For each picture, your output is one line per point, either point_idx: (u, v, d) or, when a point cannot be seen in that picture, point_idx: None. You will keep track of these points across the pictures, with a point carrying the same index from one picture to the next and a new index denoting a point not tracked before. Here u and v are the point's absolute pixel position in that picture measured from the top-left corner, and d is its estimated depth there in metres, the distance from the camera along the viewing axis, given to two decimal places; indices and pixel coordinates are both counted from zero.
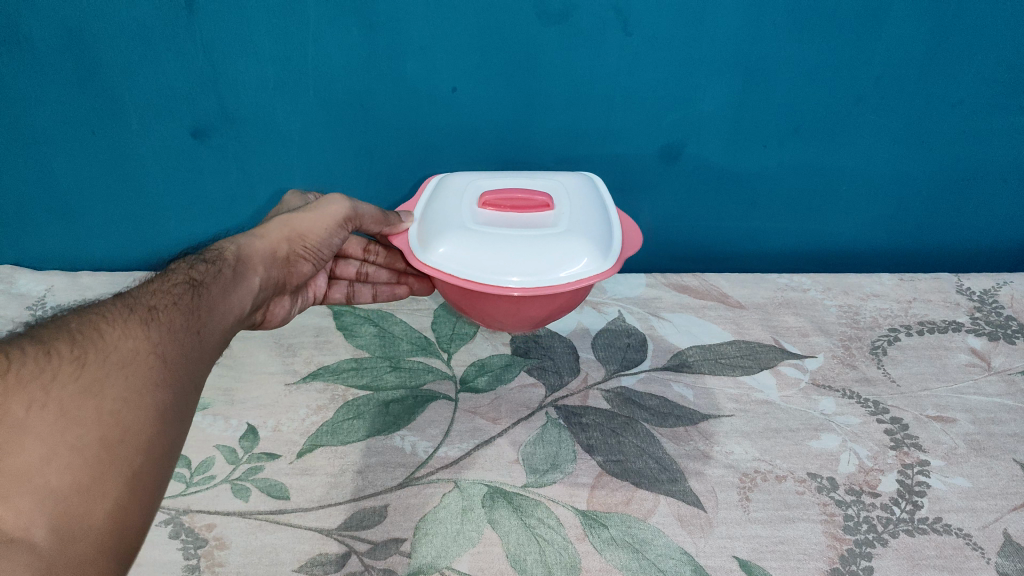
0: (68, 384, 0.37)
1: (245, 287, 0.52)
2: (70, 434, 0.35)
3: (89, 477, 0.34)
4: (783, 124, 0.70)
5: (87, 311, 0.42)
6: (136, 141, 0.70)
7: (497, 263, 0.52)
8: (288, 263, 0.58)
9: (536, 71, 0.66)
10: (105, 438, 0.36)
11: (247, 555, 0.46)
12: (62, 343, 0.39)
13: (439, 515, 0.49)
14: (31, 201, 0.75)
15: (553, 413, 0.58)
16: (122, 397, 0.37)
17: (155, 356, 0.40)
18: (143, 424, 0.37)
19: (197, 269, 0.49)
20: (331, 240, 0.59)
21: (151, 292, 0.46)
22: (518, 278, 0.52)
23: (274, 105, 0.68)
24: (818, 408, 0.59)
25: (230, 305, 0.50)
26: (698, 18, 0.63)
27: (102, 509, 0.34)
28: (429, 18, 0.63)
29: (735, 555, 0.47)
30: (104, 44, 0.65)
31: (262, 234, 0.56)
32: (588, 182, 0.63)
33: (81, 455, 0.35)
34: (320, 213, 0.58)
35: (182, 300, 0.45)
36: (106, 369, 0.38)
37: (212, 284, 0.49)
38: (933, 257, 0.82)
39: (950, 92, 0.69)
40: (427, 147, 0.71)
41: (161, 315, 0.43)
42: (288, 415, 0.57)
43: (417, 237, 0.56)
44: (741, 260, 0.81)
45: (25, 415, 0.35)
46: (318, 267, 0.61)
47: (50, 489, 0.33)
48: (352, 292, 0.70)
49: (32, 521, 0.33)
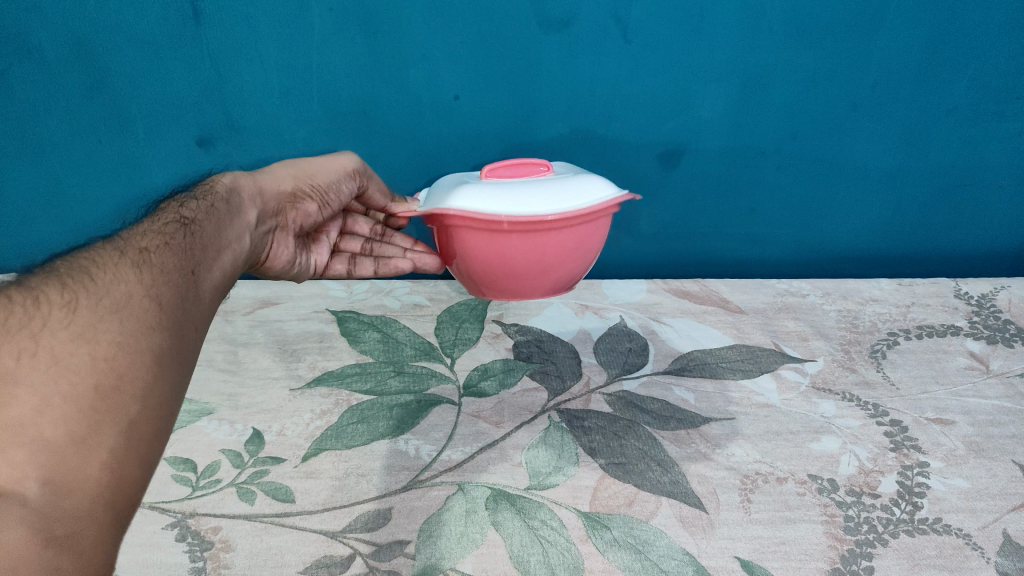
0: (59, 331, 0.36)
1: (244, 222, 0.54)
2: (62, 382, 0.35)
3: (83, 428, 0.34)
4: (782, 129, 0.71)
5: (77, 259, 0.42)
6: (141, 150, 0.72)
7: (516, 191, 0.54)
8: (292, 199, 0.58)
9: (538, 79, 0.67)
10: (100, 385, 0.35)
11: (253, 558, 0.46)
12: (51, 290, 0.39)
13: (444, 516, 0.49)
14: (37, 209, 0.75)
15: (556, 416, 0.59)
16: (117, 341, 0.37)
17: (151, 299, 0.40)
18: (138, 370, 0.37)
19: (188, 207, 0.51)
20: (340, 188, 0.59)
21: (142, 234, 0.46)
22: (543, 199, 0.53)
23: (280, 114, 0.69)
24: (818, 410, 0.59)
25: (227, 241, 0.51)
26: (697, 25, 0.65)
27: (99, 461, 0.33)
28: (432, 27, 0.64)
29: (736, 556, 0.47)
30: (113, 54, 0.66)
31: (270, 172, 0.57)
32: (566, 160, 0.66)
33: (76, 405, 0.34)
34: (332, 158, 0.59)
35: (174, 240, 0.46)
36: (98, 314, 0.38)
37: (206, 220, 0.50)
38: (931, 263, 0.82)
39: (945, 99, 0.70)
40: (429, 155, 0.71)
41: (152, 258, 0.43)
42: (293, 420, 0.58)
43: (437, 197, 0.57)
44: (742, 266, 0.82)
45: (15, 365, 0.35)
46: (325, 213, 0.61)
47: (45, 441, 0.32)
48: (353, 267, 0.67)
49: (26, 474, 0.31)
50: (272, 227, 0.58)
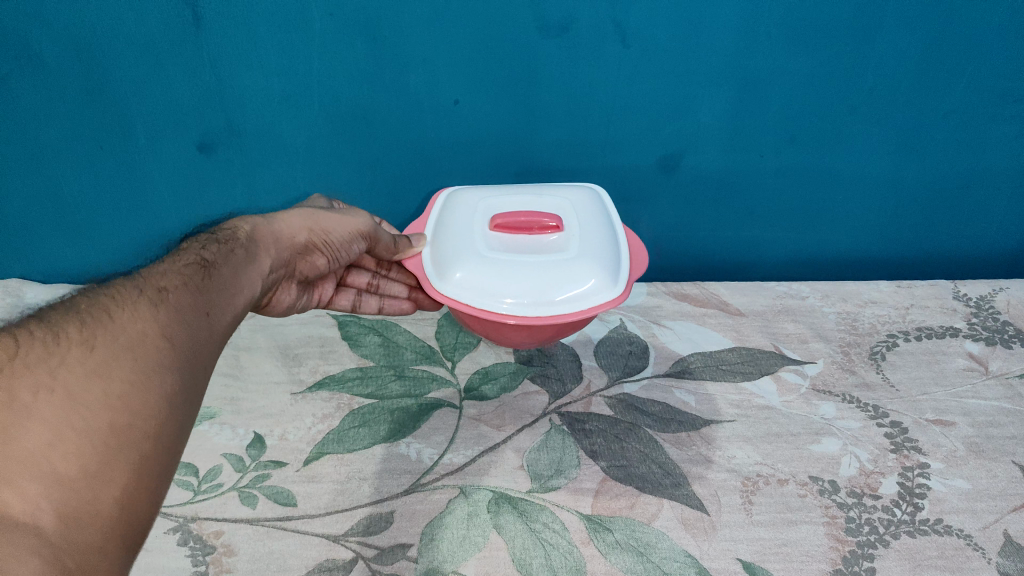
0: (77, 368, 0.37)
1: (258, 270, 0.53)
2: (78, 419, 0.36)
3: (96, 462, 0.35)
4: (779, 133, 0.72)
5: (96, 295, 0.43)
6: (143, 156, 0.72)
7: (514, 284, 0.53)
8: (303, 252, 0.59)
9: (537, 83, 0.68)
10: (113, 422, 0.36)
11: (255, 562, 0.46)
12: (71, 327, 0.39)
13: (445, 520, 0.49)
14: (40, 216, 0.76)
15: (557, 419, 0.59)
16: (131, 379, 0.38)
17: (163, 339, 0.41)
18: (149, 408, 0.38)
19: (208, 250, 0.51)
20: (349, 247, 0.60)
21: (160, 273, 0.46)
22: (538, 298, 0.53)
23: (280, 119, 0.69)
24: (818, 413, 0.60)
25: (241, 286, 0.51)
26: (696, 29, 0.65)
27: (109, 494, 0.34)
28: (431, 33, 0.64)
29: (738, 557, 0.47)
30: (113, 60, 0.66)
31: (285, 219, 0.57)
32: (589, 199, 0.63)
33: (90, 441, 0.35)
34: (346, 216, 0.59)
35: (191, 281, 0.47)
36: (115, 353, 0.39)
37: (224, 265, 0.50)
38: (927, 264, 0.83)
39: (942, 102, 0.70)
40: (429, 159, 0.72)
41: (169, 298, 0.44)
42: (294, 424, 0.58)
43: (434, 260, 0.57)
44: (740, 269, 0.82)
45: (32, 400, 0.35)
46: (332, 265, 0.62)
47: (58, 472, 0.34)
48: (358, 302, 0.70)
49: (40, 504, 0.32)
50: (281, 276, 0.59)
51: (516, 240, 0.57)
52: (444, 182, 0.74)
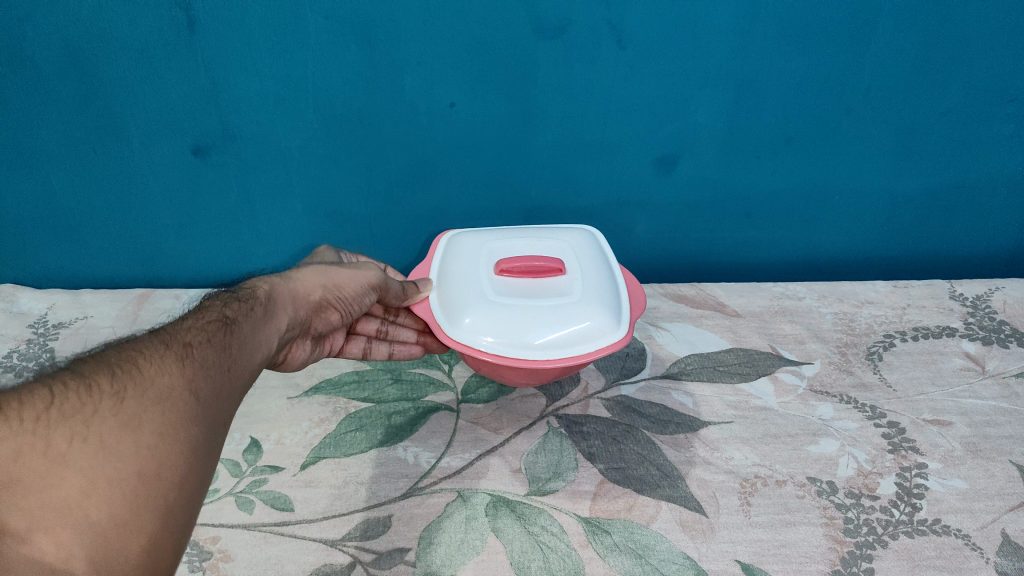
0: (109, 419, 0.36)
1: (275, 328, 0.51)
2: (110, 469, 0.35)
3: (127, 511, 0.34)
4: (776, 134, 0.72)
5: (125, 346, 0.42)
6: (137, 159, 0.72)
7: (520, 327, 0.53)
8: (318, 308, 0.56)
9: (532, 85, 0.68)
10: (143, 473, 0.35)
11: (252, 568, 0.46)
12: (102, 376, 0.38)
13: (444, 524, 0.49)
14: (34, 220, 0.76)
15: (555, 422, 0.59)
16: (160, 431, 0.37)
17: (190, 393, 0.40)
18: (177, 460, 0.37)
19: (229, 307, 0.49)
20: (363, 300, 0.58)
21: (185, 328, 0.45)
22: (545, 342, 0.53)
23: (275, 123, 0.69)
24: (816, 413, 0.60)
25: (260, 342, 0.48)
26: (691, 30, 0.65)
27: (137, 544, 0.34)
28: (427, 36, 0.64)
29: (737, 559, 0.47)
30: (107, 65, 0.66)
31: (300, 277, 0.56)
32: (590, 241, 0.63)
33: (120, 490, 0.34)
34: (359, 270, 0.58)
35: (216, 337, 0.45)
36: (144, 404, 0.38)
37: (245, 321, 0.48)
38: (922, 264, 0.83)
39: (938, 102, 0.71)
40: (426, 162, 0.72)
41: (195, 354, 0.43)
42: (291, 428, 0.58)
43: (440, 305, 0.57)
44: (736, 270, 0.83)
45: (67, 448, 0.35)
46: (345, 320, 0.59)
47: (89, 522, 0.33)
48: (369, 349, 0.65)
49: (72, 553, 0.32)
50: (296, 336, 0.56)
51: (520, 283, 0.57)
52: (440, 185, 0.74)
